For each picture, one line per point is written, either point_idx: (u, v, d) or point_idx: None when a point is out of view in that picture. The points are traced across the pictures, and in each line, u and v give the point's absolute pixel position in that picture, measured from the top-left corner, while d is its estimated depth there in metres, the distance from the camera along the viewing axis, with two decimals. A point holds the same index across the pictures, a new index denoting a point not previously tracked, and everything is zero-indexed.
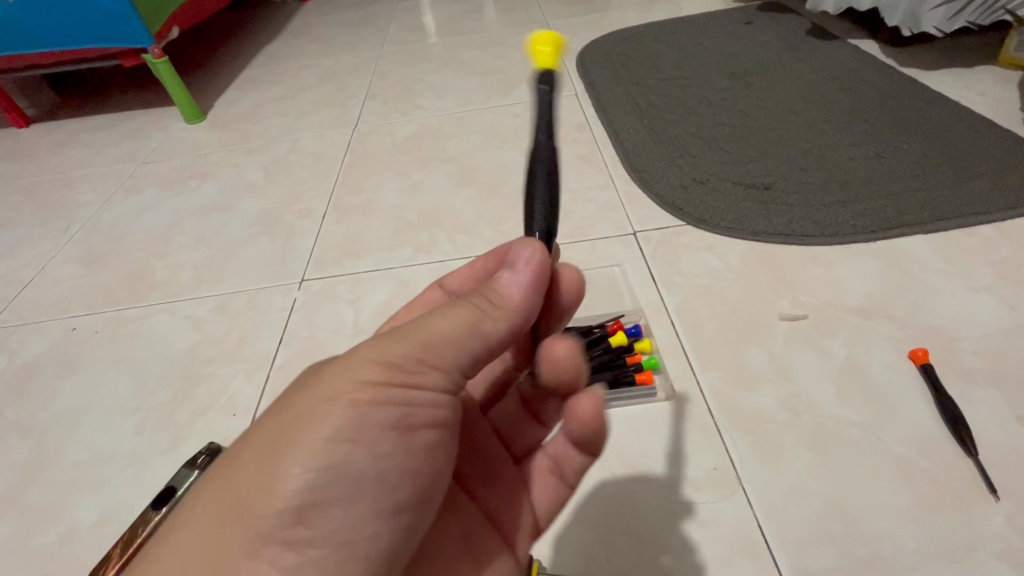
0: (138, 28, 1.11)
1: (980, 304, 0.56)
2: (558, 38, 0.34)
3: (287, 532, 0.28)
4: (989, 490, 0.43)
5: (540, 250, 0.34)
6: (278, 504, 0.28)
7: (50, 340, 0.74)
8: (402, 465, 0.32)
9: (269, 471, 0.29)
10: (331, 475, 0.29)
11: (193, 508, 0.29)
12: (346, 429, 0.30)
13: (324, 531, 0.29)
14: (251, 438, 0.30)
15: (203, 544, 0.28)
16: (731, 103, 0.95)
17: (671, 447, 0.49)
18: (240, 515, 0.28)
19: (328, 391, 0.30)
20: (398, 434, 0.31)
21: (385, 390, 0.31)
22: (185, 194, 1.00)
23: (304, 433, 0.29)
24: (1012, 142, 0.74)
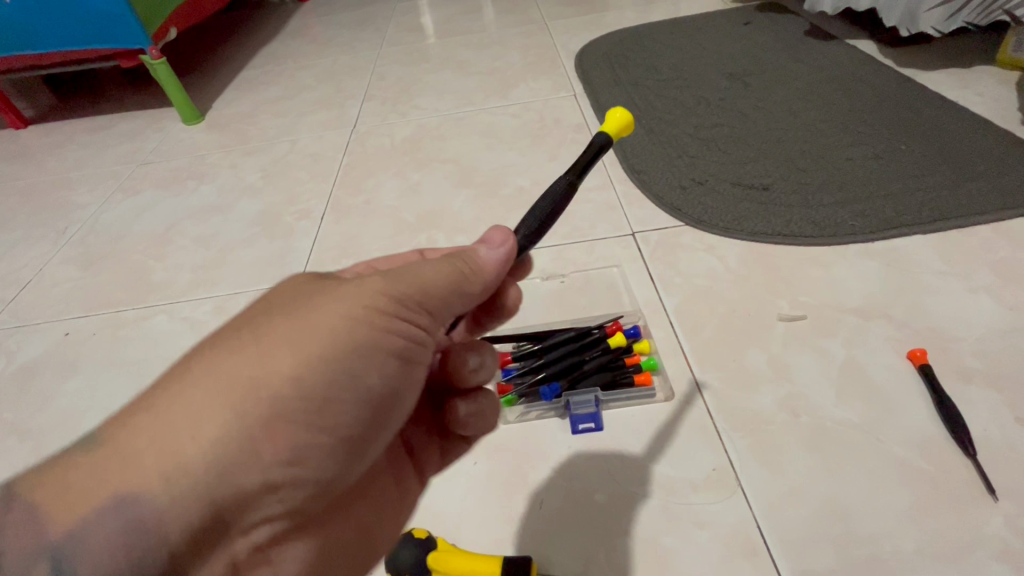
0: (136, 29, 1.10)
1: (978, 304, 0.56)
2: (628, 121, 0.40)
3: (256, 431, 0.30)
4: (988, 490, 0.43)
5: (507, 242, 0.38)
6: (283, 401, 0.30)
7: (48, 343, 0.74)
8: (374, 390, 0.34)
9: (259, 368, 0.30)
10: (308, 387, 0.31)
11: (194, 385, 0.30)
12: (349, 348, 0.32)
13: (286, 438, 0.31)
14: (258, 334, 0.31)
15: (209, 422, 0.29)
16: (729, 103, 0.95)
17: (670, 448, 0.49)
18: (248, 402, 0.29)
19: (338, 310, 0.32)
20: (389, 362, 0.34)
21: (386, 319, 0.33)
22: (184, 195, 1.00)
23: (313, 342, 0.31)
24: (1010, 142, 0.74)
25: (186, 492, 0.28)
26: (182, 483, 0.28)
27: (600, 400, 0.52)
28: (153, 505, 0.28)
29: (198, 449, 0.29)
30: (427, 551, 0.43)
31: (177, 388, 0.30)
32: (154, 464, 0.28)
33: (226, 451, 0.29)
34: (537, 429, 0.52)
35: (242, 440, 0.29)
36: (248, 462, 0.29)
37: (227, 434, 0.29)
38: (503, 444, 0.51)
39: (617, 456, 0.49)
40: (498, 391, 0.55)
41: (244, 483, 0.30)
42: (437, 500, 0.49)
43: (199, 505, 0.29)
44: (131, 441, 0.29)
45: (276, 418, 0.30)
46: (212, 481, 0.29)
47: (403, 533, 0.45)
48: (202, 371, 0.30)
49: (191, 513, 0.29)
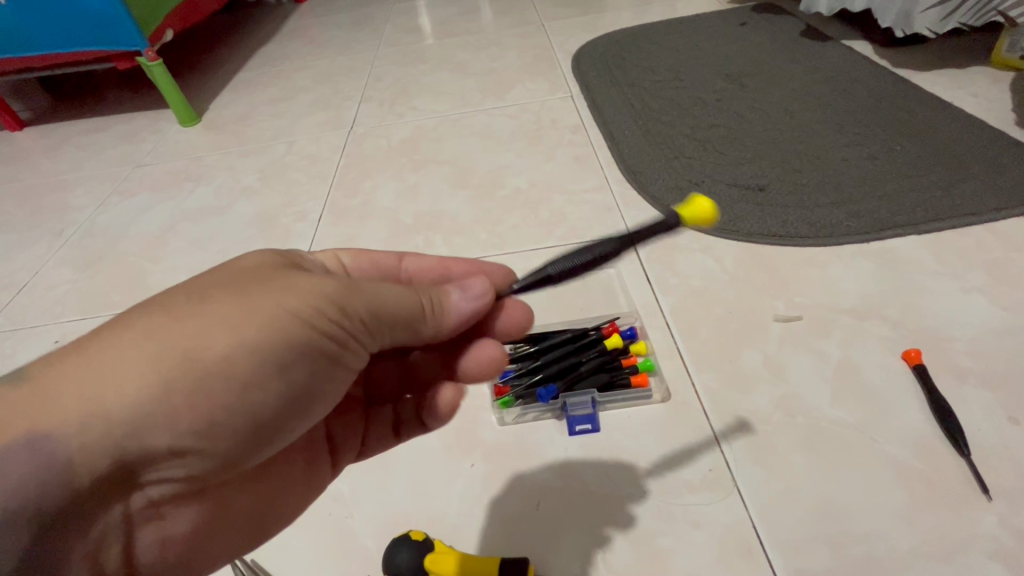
0: (132, 31, 1.10)
1: (973, 304, 0.56)
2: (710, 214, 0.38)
3: (179, 395, 0.30)
4: (982, 490, 0.44)
5: (486, 296, 0.39)
6: (211, 380, 0.30)
7: (44, 346, 0.74)
8: (298, 382, 0.33)
9: (200, 334, 0.30)
10: (237, 363, 0.30)
11: (127, 342, 0.29)
12: (288, 342, 0.32)
13: (203, 406, 0.30)
14: (203, 306, 0.31)
15: (133, 382, 0.29)
16: (725, 104, 0.95)
17: (666, 448, 0.49)
18: (177, 372, 0.29)
19: (288, 300, 0.32)
20: (324, 358, 0.34)
21: (333, 320, 0.33)
22: (181, 197, 1.00)
23: (253, 326, 0.31)
24: (1003, 142, 0.75)
25: (91, 445, 0.28)
26: (89, 435, 0.28)
27: (596, 402, 0.52)
28: (58, 452, 0.28)
29: (117, 406, 0.29)
30: (424, 554, 0.43)
31: (112, 341, 0.29)
32: (68, 410, 0.28)
33: (142, 414, 0.29)
34: (534, 430, 0.52)
35: (161, 399, 0.29)
36: (160, 427, 0.30)
37: (148, 399, 0.29)
38: (499, 446, 0.52)
39: (613, 457, 0.49)
40: (493, 393, 0.55)
41: (151, 444, 0.30)
42: (433, 502, 0.49)
43: (103, 457, 0.29)
44: (52, 382, 0.29)
45: (198, 393, 0.30)
46: (121, 439, 0.29)
47: (401, 535, 0.45)
48: (138, 329, 0.30)
49: (91, 464, 0.29)
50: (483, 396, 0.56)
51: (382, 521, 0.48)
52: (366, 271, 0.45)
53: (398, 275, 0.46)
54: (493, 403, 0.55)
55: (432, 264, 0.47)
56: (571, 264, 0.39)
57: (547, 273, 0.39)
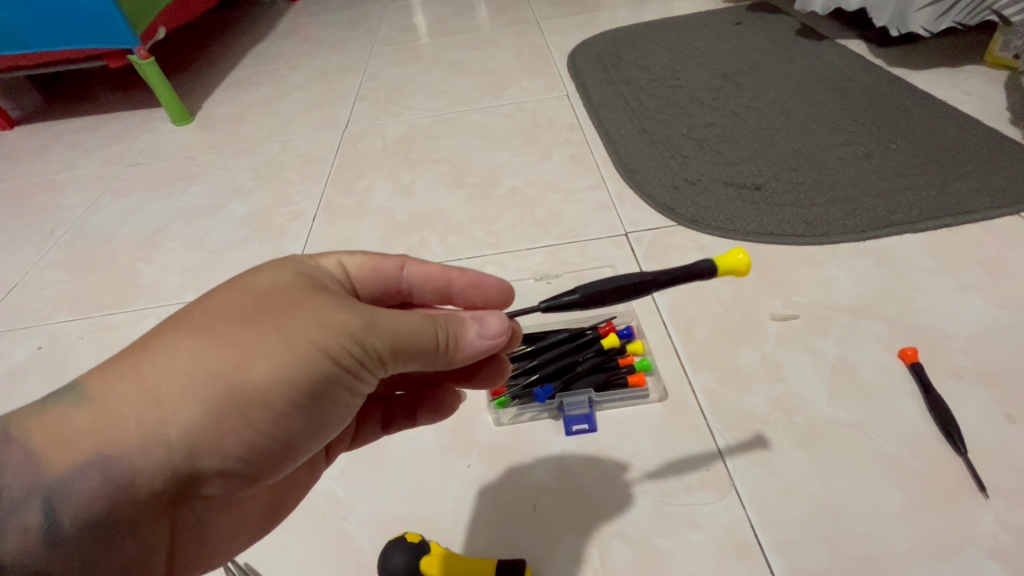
0: (124, 29, 1.09)
1: (968, 303, 0.57)
2: (742, 268, 0.36)
3: (224, 424, 0.30)
4: (979, 489, 0.43)
5: (505, 331, 0.38)
6: (254, 410, 0.30)
7: (34, 346, 0.73)
8: (326, 408, 0.34)
9: (241, 368, 0.30)
10: (273, 396, 0.31)
11: (174, 368, 0.29)
12: (320, 375, 0.32)
13: (244, 434, 0.31)
14: (243, 335, 0.30)
15: (186, 411, 0.29)
16: (722, 103, 0.95)
17: (663, 448, 0.49)
18: (224, 402, 0.30)
19: (319, 336, 0.31)
20: (354, 385, 0.34)
21: (361, 353, 0.33)
22: (173, 197, 0.99)
23: (293, 360, 0.31)
24: (998, 141, 0.75)
25: (152, 468, 0.29)
26: (151, 459, 0.29)
27: (593, 402, 0.52)
28: (125, 472, 0.28)
29: (176, 432, 0.29)
30: (419, 556, 0.42)
31: (154, 368, 0.29)
32: (132, 434, 0.28)
33: (188, 443, 0.29)
34: (531, 431, 0.52)
35: (209, 431, 0.29)
36: (208, 454, 0.30)
37: (198, 429, 0.29)
38: (497, 446, 0.51)
39: (610, 457, 0.49)
40: (490, 393, 0.55)
41: (199, 470, 0.30)
42: (429, 502, 0.48)
43: (161, 480, 0.29)
44: (112, 404, 0.29)
45: (245, 421, 0.30)
46: (177, 463, 0.29)
47: (395, 538, 0.44)
48: (183, 356, 0.29)
49: (151, 486, 0.29)
50: (479, 396, 0.56)
51: (377, 522, 0.48)
52: (369, 282, 0.42)
53: (401, 284, 0.44)
54: (490, 403, 0.54)
55: (435, 273, 0.44)
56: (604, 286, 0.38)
57: (579, 296, 0.39)
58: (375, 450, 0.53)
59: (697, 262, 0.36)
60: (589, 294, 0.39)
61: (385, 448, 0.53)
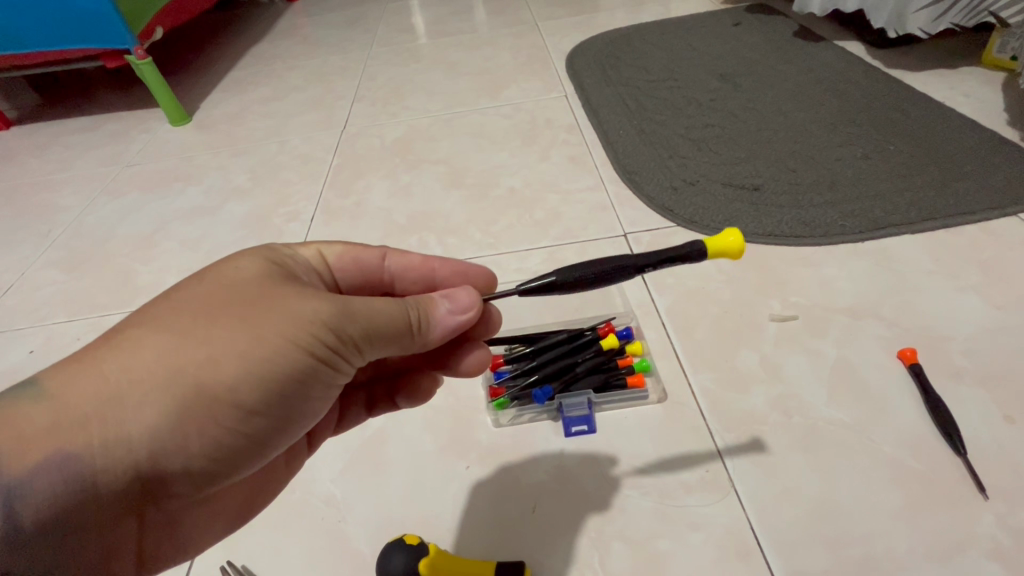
0: (121, 29, 1.09)
1: (967, 303, 0.57)
2: (737, 248, 0.36)
3: (192, 420, 0.30)
4: (979, 489, 0.43)
5: (476, 303, 0.39)
6: (222, 405, 0.31)
7: (30, 347, 0.73)
8: (299, 400, 0.34)
9: (210, 363, 0.30)
10: (242, 390, 0.31)
11: (138, 365, 0.29)
12: (290, 368, 0.32)
13: (212, 429, 0.31)
14: (209, 330, 0.31)
15: (152, 408, 0.29)
16: (720, 104, 0.95)
17: (662, 449, 0.49)
18: (189, 399, 0.30)
19: (290, 329, 0.32)
20: (326, 377, 0.34)
21: (330, 344, 0.33)
22: (171, 197, 0.98)
23: (259, 354, 0.31)
24: (996, 142, 0.75)
25: (115, 465, 0.29)
26: (112, 456, 0.29)
27: (592, 403, 0.52)
28: (86, 470, 0.28)
29: (139, 430, 0.29)
30: (418, 556, 0.42)
31: (121, 365, 0.29)
32: (93, 432, 0.28)
33: (155, 440, 0.29)
34: (529, 432, 0.52)
35: (175, 427, 0.30)
36: (175, 450, 0.30)
37: (165, 426, 0.29)
38: (495, 447, 0.51)
39: (609, 458, 0.49)
40: (488, 394, 0.55)
41: (165, 466, 0.31)
42: (428, 504, 0.48)
43: (124, 479, 0.29)
44: (73, 401, 0.29)
45: (210, 418, 0.31)
46: (140, 461, 0.29)
47: (395, 539, 0.44)
48: (148, 354, 0.30)
49: (113, 484, 0.29)
50: (479, 397, 0.56)
51: (375, 523, 0.47)
52: (351, 272, 0.42)
53: (382, 274, 0.44)
54: (489, 404, 0.54)
55: (418, 263, 0.44)
56: (584, 271, 0.39)
57: (556, 279, 0.39)
58: (374, 452, 0.53)
59: (691, 244, 0.37)
60: (567, 276, 0.39)
61: (384, 449, 0.53)
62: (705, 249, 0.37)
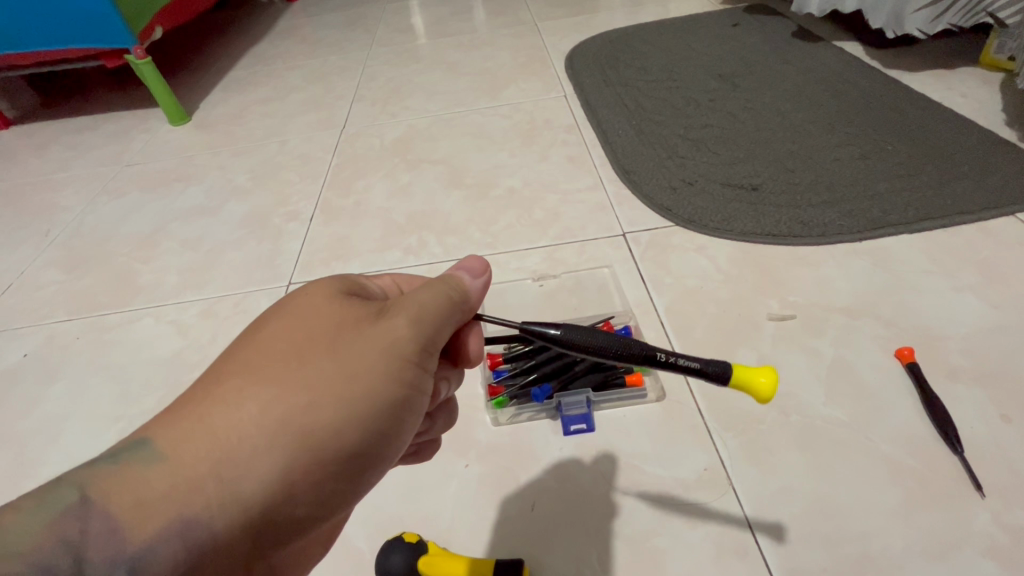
0: (121, 29, 1.09)
1: (964, 303, 0.57)
2: (770, 394, 0.33)
3: (304, 464, 0.30)
4: (975, 487, 0.44)
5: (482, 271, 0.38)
6: (330, 445, 0.31)
7: (30, 347, 0.73)
8: (394, 433, 0.34)
9: (316, 403, 0.31)
10: (346, 425, 0.31)
11: (244, 417, 0.30)
12: (388, 397, 0.33)
13: (320, 471, 0.31)
14: (307, 373, 0.31)
15: (268, 457, 0.29)
16: (719, 104, 0.96)
17: (661, 447, 0.49)
18: (300, 446, 0.30)
19: (383, 358, 0.33)
20: (415, 403, 0.35)
21: (417, 364, 0.34)
22: (171, 197, 0.99)
23: (361, 390, 0.32)
24: (992, 142, 0.75)
25: (233, 524, 0.29)
26: (231, 516, 0.28)
27: (591, 401, 0.52)
28: (206, 534, 0.28)
29: (253, 484, 0.29)
30: (418, 556, 0.42)
31: (229, 419, 0.29)
32: (210, 492, 0.28)
33: (270, 490, 0.29)
34: (528, 430, 0.52)
35: (289, 474, 0.30)
36: (288, 498, 0.30)
37: (279, 475, 0.30)
38: (495, 446, 0.51)
39: (608, 456, 0.49)
40: (488, 393, 0.55)
41: (280, 518, 0.30)
42: (429, 503, 0.48)
43: (241, 536, 0.29)
44: (188, 462, 0.29)
45: (315, 463, 0.31)
46: (256, 516, 0.29)
47: (394, 538, 0.44)
48: (256, 405, 0.30)
49: (231, 545, 0.29)
50: (478, 396, 0.56)
51: (376, 523, 0.48)
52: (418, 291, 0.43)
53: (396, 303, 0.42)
54: (488, 403, 0.54)
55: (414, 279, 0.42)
56: (591, 341, 0.36)
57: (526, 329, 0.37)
58: None
59: (720, 362, 0.34)
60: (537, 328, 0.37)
61: None
62: (727, 375, 0.34)
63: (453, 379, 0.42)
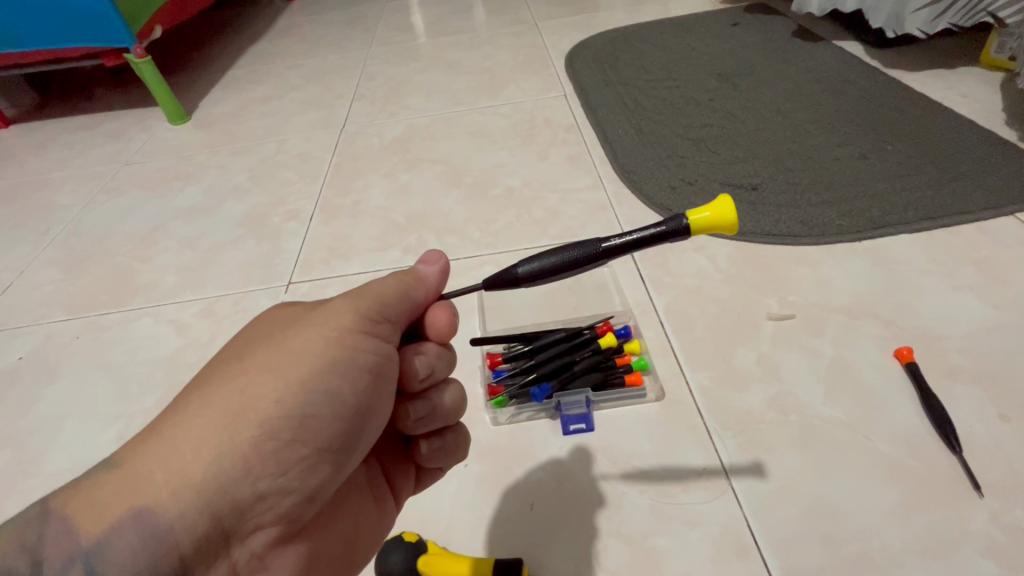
0: (121, 28, 1.09)
1: (964, 302, 0.57)
2: (731, 220, 0.32)
3: (247, 437, 0.32)
4: (974, 487, 0.44)
5: (437, 255, 0.41)
6: (270, 416, 0.33)
7: (29, 346, 0.73)
8: (348, 402, 0.35)
9: (253, 382, 0.33)
10: (286, 397, 0.33)
11: (191, 407, 0.33)
12: (330, 369, 0.35)
13: (269, 442, 0.33)
14: (242, 363, 0.34)
15: (210, 437, 0.32)
16: (719, 104, 0.95)
17: (661, 446, 0.49)
18: (241, 420, 0.32)
19: (319, 336, 0.35)
20: (367, 375, 0.36)
21: (359, 336, 0.36)
22: (170, 196, 0.98)
23: (298, 364, 0.34)
24: (992, 143, 0.75)
25: (188, 506, 0.30)
26: (180, 495, 0.30)
27: (590, 401, 0.52)
28: (161, 516, 0.30)
29: (200, 465, 0.31)
30: (418, 555, 0.42)
31: (177, 414, 0.32)
32: (160, 477, 0.31)
33: (217, 467, 0.31)
34: (528, 430, 0.52)
35: (234, 448, 0.32)
36: (239, 472, 0.32)
37: (222, 450, 0.31)
38: (494, 446, 0.51)
39: (608, 455, 0.49)
40: (487, 392, 0.55)
41: (235, 495, 0.32)
42: (429, 503, 0.48)
43: (200, 518, 0.31)
44: (141, 458, 0.31)
45: (263, 436, 0.32)
46: (209, 494, 0.31)
47: (393, 537, 0.44)
48: (201, 396, 0.33)
49: (187, 526, 0.30)
50: (477, 395, 0.56)
51: None
52: None
53: None
54: (488, 403, 0.54)
55: None
56: (556, 260, 0.35)
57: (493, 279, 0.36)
58: None
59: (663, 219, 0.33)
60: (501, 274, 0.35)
61: None
62: (687, 227, 0.33)
63: (432, 354, 0.40)
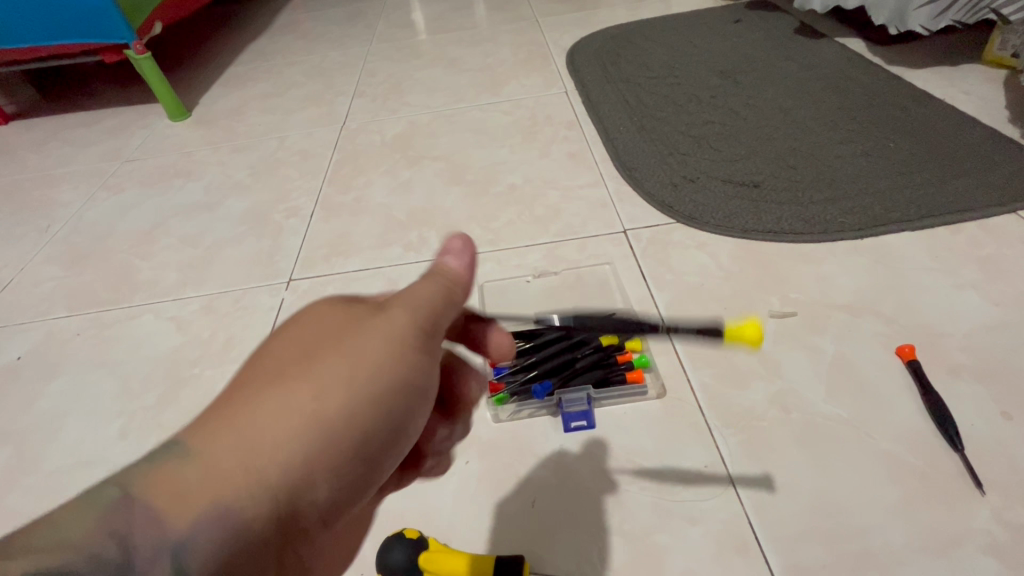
0: (120, 23, 1.08)
1: (966, 300, 0.57)
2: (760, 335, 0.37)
3: (325, 448, 0.28)
4: (975, 485, 0.44)
5: (464, 242, 0.36)
6: (347, 426, 0.29)
7: (30, 343, 0.73)
8: (409, 413, 0.32)
9: (330, 387, 0.29)
10: (362, 406, 0.30)
11: (263, 409, 0.28)
12: (400, 379, 0.31)
13: (342, 454, 0.29)
14: (317, 362, 0.30)
15: (287, 444, 0.27)
16: (720, 101, 0.95)
17: (661, 444, 0.49)
18: (319, 430, 0.28)
19: (389, 340, 0.31)
20: (425, 386, 0.33)
21: (423, 345, 0.33)
22: (170, 193, 0.98)
23: (374, 369, 0.30)
24: (993, 140, 0.75)
25: (260, 515, 0.27)
26: (258, 504, 0.26)
27: (591, 398, 0.52)
28: (234, 530, 0.26)
29: (276, 471, 0.27)
30: (419, 551, 0.42)
31: (247, 413, 0.28)
32: (234, 483, 0.26)
33: (293, 478, 0.27)
34: (529, 427, 0.52)
35: (313, 458, 0.28)
36: (312, 484, 0.28)
37: (302, 461, 0.28)
38: (495, 443, 0.51)
39: (609, 452, 0.49)
40: (488, 390, 0.55)
41: (301, 509, 0.28)
42: (429, 500, 0.48)
43: (261, 534, 0.27)
44: (206, 462, 0.26)
45: (336, 449, 0.29)
46: (282, 506, 0.27)
47: (395, 534, 0.44)
48: (273, 398, 0.28)
49: (258, 538, 0.27)
50: None
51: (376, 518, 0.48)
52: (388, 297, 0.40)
53: None
54: (488, 400, 0.54)
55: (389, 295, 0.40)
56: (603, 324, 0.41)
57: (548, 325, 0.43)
58: None
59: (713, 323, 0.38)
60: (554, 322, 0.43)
61: None
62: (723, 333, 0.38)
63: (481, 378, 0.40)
